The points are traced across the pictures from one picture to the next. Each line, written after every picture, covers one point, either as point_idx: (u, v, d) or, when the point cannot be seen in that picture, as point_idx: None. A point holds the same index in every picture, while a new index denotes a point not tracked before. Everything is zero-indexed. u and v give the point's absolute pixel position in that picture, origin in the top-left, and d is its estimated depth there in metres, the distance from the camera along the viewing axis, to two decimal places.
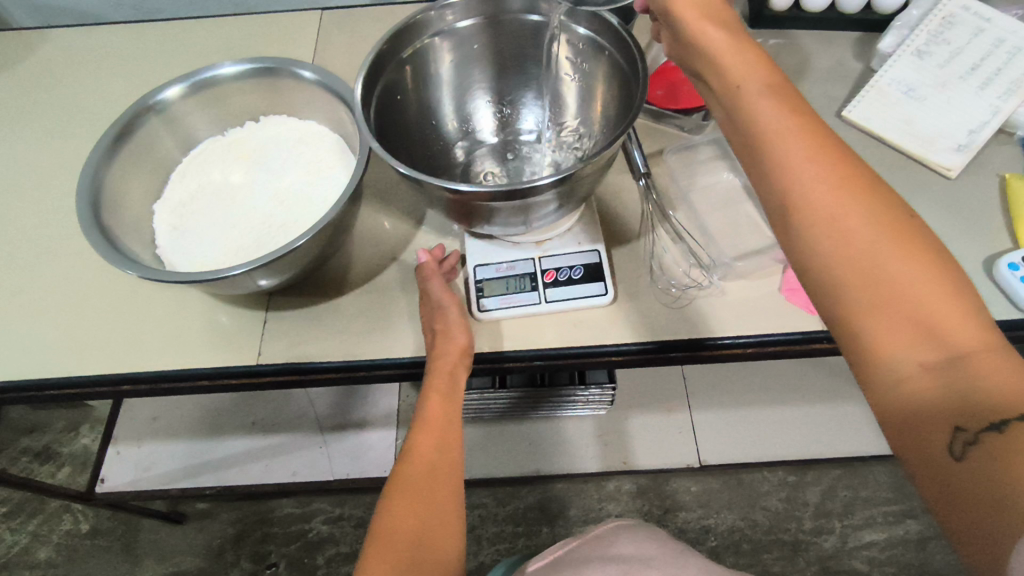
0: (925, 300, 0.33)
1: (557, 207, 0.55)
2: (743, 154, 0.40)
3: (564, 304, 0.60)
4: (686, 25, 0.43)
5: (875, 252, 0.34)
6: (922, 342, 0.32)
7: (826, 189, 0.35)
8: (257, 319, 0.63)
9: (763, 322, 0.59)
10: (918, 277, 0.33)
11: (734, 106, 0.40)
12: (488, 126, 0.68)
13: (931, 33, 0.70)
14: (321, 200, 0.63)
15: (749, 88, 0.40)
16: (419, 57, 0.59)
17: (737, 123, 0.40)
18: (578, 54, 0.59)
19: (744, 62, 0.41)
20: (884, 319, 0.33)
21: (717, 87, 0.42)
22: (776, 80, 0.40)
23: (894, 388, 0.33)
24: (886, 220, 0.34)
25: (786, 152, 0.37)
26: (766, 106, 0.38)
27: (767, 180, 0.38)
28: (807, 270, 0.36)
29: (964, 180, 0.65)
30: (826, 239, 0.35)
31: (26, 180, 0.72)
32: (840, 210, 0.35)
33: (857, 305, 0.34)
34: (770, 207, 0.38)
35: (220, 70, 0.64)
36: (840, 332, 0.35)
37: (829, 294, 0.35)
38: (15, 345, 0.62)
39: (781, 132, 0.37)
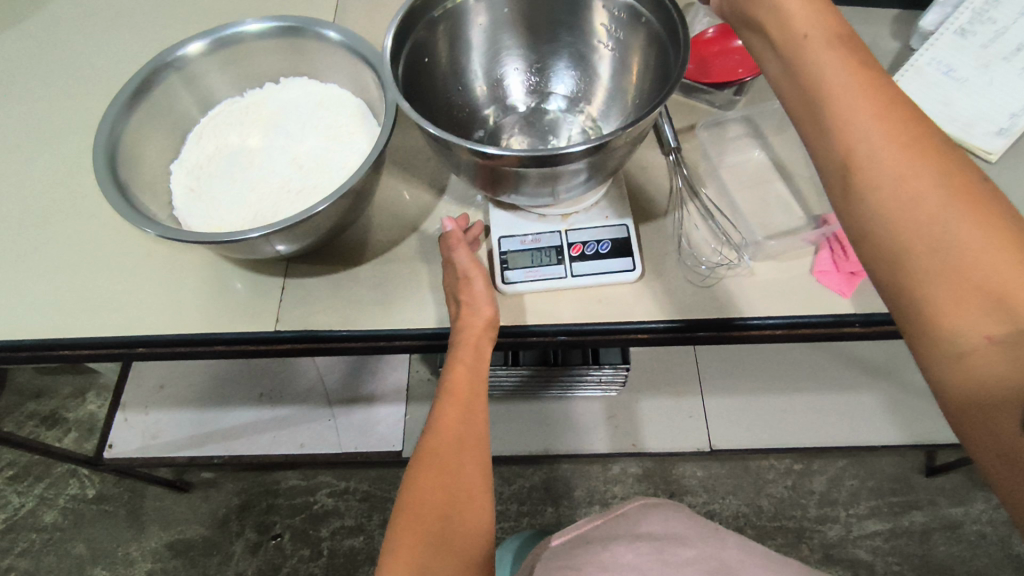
0: (997, 268, 0.31)
1: (588, 178, 0.53)
2: (802, 110, 0.38)
3: (590, 279, 0.58)
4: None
5: (944, 218, 0.32)
6: (991, 313, 0.31)
7: (893, 150, 0.34)
8: (275, 284, 0.62)
9: (793, 304, 0.57)
10: (989, 243, 0.32)
11: (797, 56, 0.38)
12: (517, 94, 0.66)
13: (974, 11, 0.67)
14: (342, 165, 0.61)
15: (816, 38, 0.37)
16: (449, 18, 0.57)
17: (797, 78, 0.38)
18: (615, 22, 0.57)
19: (810, 10, 0.38)
20: (951, 287, 0.32)
21: (778, 30, 0.39)
22: (843, 32, 0.37)
23: (957, 360, 0.32)
24: (958, 186, 0.33)
25: (853, 111, 0.35)
26: (831, 60, 0.37)
27: (828, 140, 0.36)
28: (866, 235, 0.35)
29: (1002, 166, 0.64)
30: (892, 204, 0.34)
31: (38, 137, 0.71)
32: (907, 174, 0.34)
33: (921, 273, 0.33)
34: (829, 168, 0.37)
35: (242, 27, 0.62)
36: (900, 301, 0.34)
37: (889, 259, 0.34)
38: (26, 304, 0.61)
39: (849, 87, 0.36)
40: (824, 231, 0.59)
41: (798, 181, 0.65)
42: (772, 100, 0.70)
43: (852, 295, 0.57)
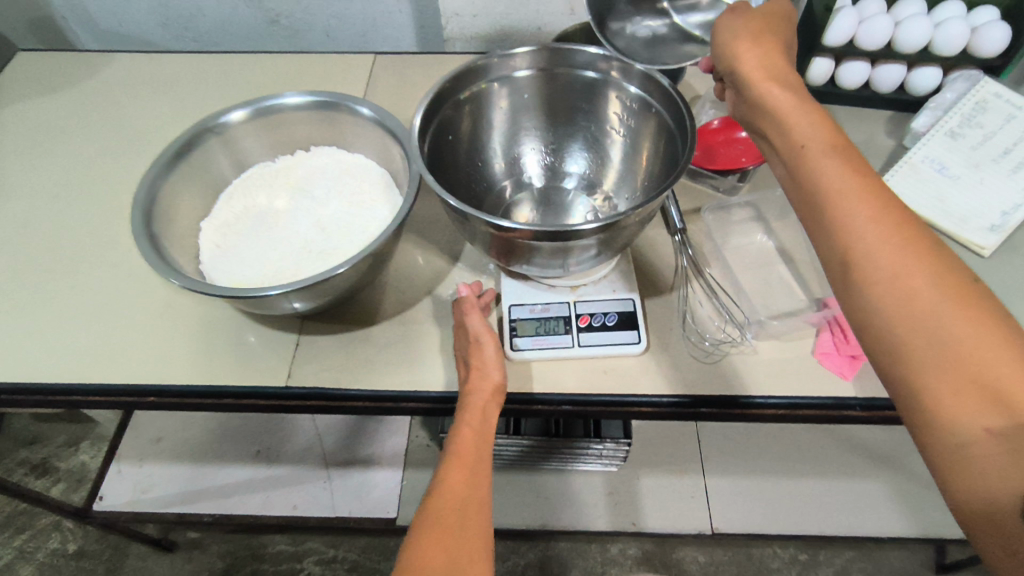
0: (992, 364, 0.33)
1: (598, 253, 0.56)
2: (806, 210, 0.41)
3: (597, 350, 0.60)
4: (755, 81, 0.45)
5: (939, 314, 0.34)
6: (989, 406, 0.32)
7: (888, 250, 0.36)
8: (289, 341, 0.63)
9: (797, 384, 0.58)
10: (983, 340, 0.33)
11: (798, 164, 0.42)
12: (534, 173, 0.69)
13: (964, 115, 0.72)
14: (363, 229, 0.64)
15: (813, 148, 0.41)
16: (475, 100, 0.62)
17: (799, 181, 0.42)
18: (627, 111, 0.62)
19: (807, 123, 0.42)
20: (948, 380, 0.34)
21: (781, 144, 0.43)
22: (839, 141, 0.41)
23: (959, 450, 0.33)
24: (950, 284, 0.35)
25: (850, 213, 0.38)
26: (830, 166, 0.40)
27: (829, 237, 0.39)
28: (866, 328, 0.37)
29: (996, 260, 0.67)
30: (889, 298, 0.36)
31: (76, 190, 0.75)
32: (903, 271, 0.36)
33: (918, 365, 0.35)
34: (831, 263, 0.39)
35: (284, 99, 0.67)
36: (902, 389, 0.36)
37: (889, 351, 0.36)
38: (44, 349, 0.62)
39: (845, 191, 0.39)
40: (826, 314, 0.61)
41: (800, 265, 0.68)
42: (774, 188, 0.74)
43: (854, 377, 0.58)
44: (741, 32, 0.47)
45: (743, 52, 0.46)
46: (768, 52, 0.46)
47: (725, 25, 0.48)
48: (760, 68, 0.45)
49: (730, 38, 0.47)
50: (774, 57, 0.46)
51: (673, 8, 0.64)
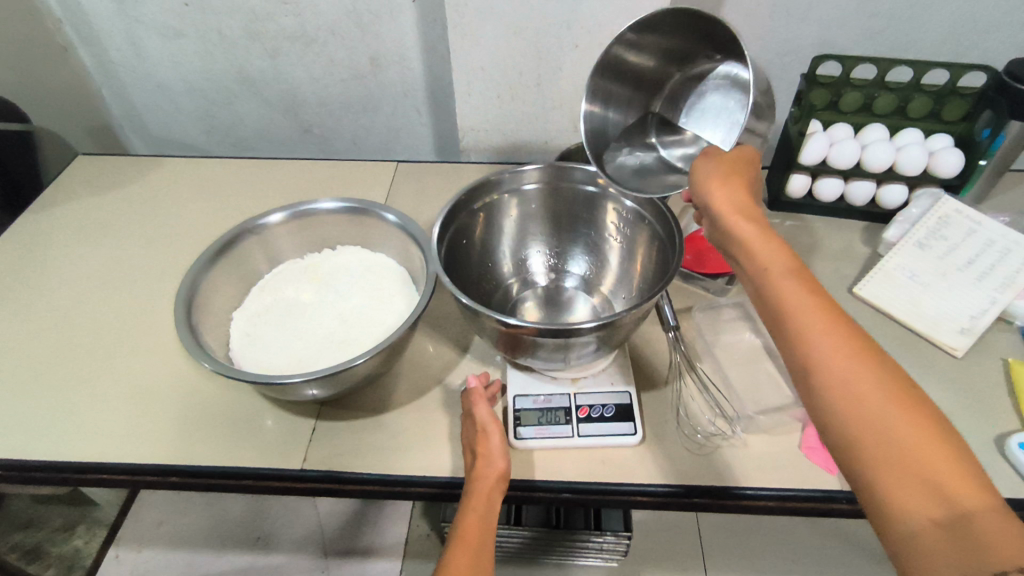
0: (932, 463, 0.37)
1: (596, 348, 0.61)
2: (770, 320, 0.46)
3: (595, 439, 0.63)
4: (724, 210, 0.52)
5: (885, 417, 0.39)
6: (931, 500, 0.37)
7: (841, 357, 0.41)
8: (306, 425, 0.67)
9: (786, 477, 0.61)
10: (924, 441, 0.38)
11: (763, 280, 0.48)
12: (539, 273, 0.76)
13: (930, 229, 0.78)
14: (381, 322, 0.70)
15: (774, 269, 0.47)
16: (487, 209, 0.70)
17: (763, 296, 0.47)
18: (623, 221, 0.69)
19: (769, 246, 0.49)
20: (897, 475, 0.38)
21: (748, 263, 0.50)
22: (796, 263, 0.47)
23: (912, 542, 0.36)
24: (895, 390, 0.40)
25: (807, 324, 0.43)
26: (790, 284, 0.46)
27: (790, 345, 0.44)
28: (826, 426, 0.42)
29: (970, 360, 0.71)
30: (843, 401, 0.40)
31: (120, 280, 0.82)
32: (854, 377, 0.41)
33: (870, 463, 0.39)
34: (793, 368, 0.44)
35: (319, 205, 0.76)
36: (860, 485, 0.40)
37: (846, 448, 0.40)
38: (76, 428, 0.66)
39: (801, 305, 0.44)
40: None
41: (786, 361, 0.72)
42: None
43: (840, 471, 0.61)
44: (712, 170, 0.55)
45: (713, 185, 0.54)
46: (735, 186, 0.53)
47: (700, 162, 0.56)
48: (729, 200, 0.52)
49: (703, 174, 0.55)
50: (740, 191, 0.53)
51: (659, 144, 0.70)
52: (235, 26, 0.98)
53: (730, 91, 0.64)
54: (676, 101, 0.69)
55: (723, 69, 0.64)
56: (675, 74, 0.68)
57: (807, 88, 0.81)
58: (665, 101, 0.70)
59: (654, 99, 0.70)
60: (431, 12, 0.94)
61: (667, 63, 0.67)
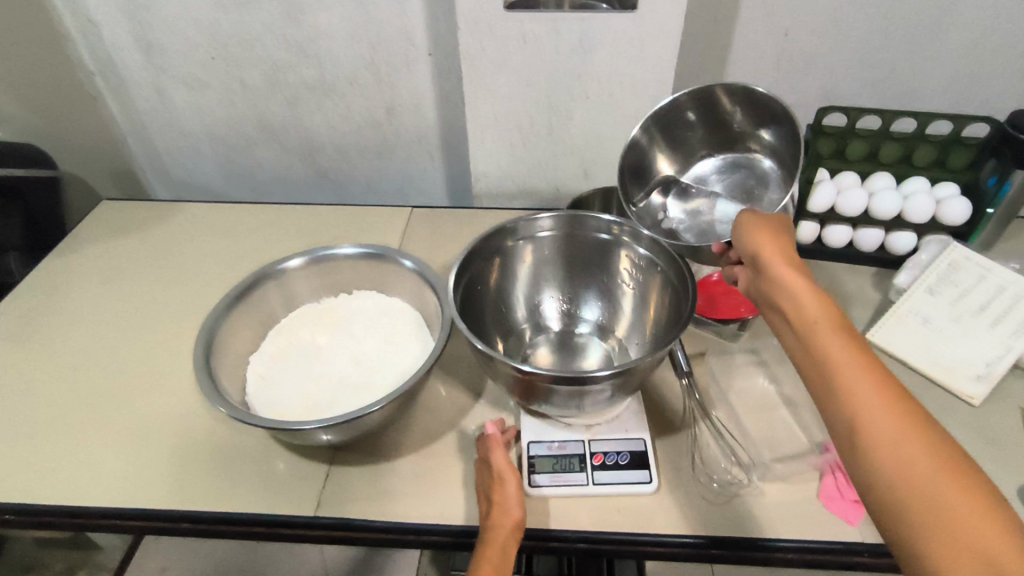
0: (984, 534, 0.37)
1: (612, 395, 0.61)
2: (815, 377, 0.47)
3: (611, 487, 0.63)
4: (770, 266, 0.53)
5: (937, 483, 0.39)
6: (984, 572, 0.36)
7: (891, 420, 0.42)
8: (319, 470, 0.67)
9: (804, 528, 0.60)
10: (975, 511, 0.38)
11: (809, 337, 0.48)
12: (553, 318, 0.76)
13: (939, 275, 0.79)
14: (397, 366, 0.70)
15: (823, 326, 0.48)
16: (503, 256, 0.71)
17: (809, 355, 0.48)
18: (637, 267, 0.71)
19: (817, 303, 0.49)
20: (948, 545, 0.38)
21: (793, 317, 0.50)
22: (844, 322, 0.48)
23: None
24: (946, 457, 0.40)
25: (857, 384, 0.44)
26: (838, 343, 0.46)
27: (837, 404, 0.45)
28: (873, 489, 0.42)
29: (986, 408, 0.71)
30: (894, 463, 0.41)
31: (138, 323, 0.83)
32: (905, 441, 0.41)
33: (920, 529, 0.39)
34: (839, 426, 0.45)
35: (337, 250, 0.77)
36: (907, 549, 0.40)
37: (895, 511, 0.40)
38: (90, 471, 0.66)
39: (852, 365, 0.45)
40: (826, 458, 0.65)
41: (801, 408, 0.71)
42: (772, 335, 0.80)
43: (859, 522, 0.60)
44: (759, 226, 0.56)
45: (761, 242, 0.55)
46: (782, 243, 0.55)
47: (746, 217, 0.57)
48: (777, 256, 0.53)
49: (750, 229, 0.56)
50: (787, 248, 0.54)
51: (669, 206, 0.72)
52: (258, 76, 1.02)
53: (758, 182, 0.68)
54: (699, 175, 0.72)
55: (760, 161, 0.69)
56: (710, 150, 0.72)
57: (813, 138, 0.84)
58: (688, 171, 0.73)
59: (682, 164, 0.73)
60: (446, 64, 0.98)
61: (710, 136, 0.71)
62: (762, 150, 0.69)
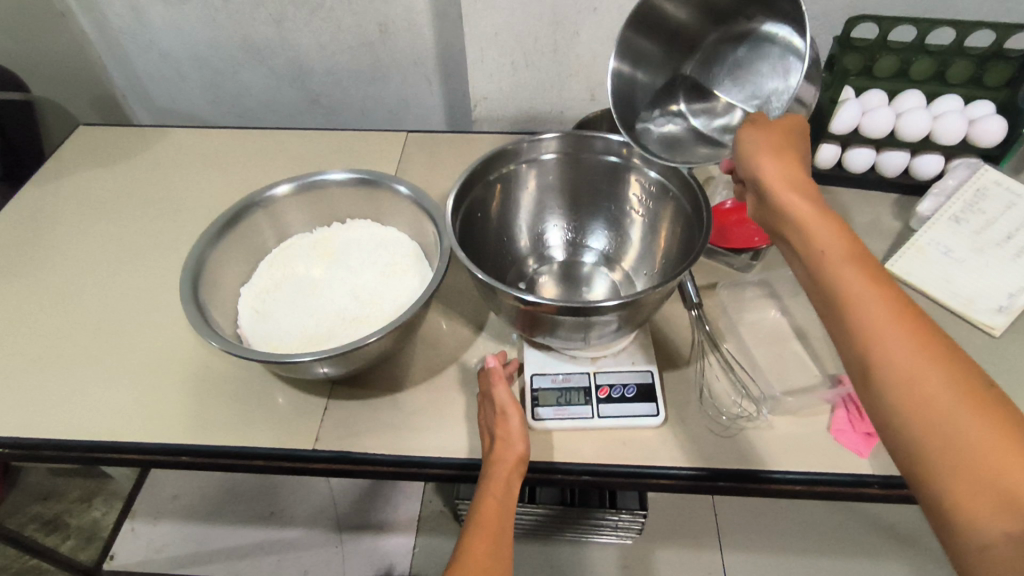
0: (1003, 467, 0.35)
1: (619, 327, 0.58)
2: (826, 310, 0.44)
3: (616, 421, 0.61)
4: (775, 193, 0.50)
5: (955, 418, 0.37)
6: (1003, 507, 0.34)
7: (907, 353, 0.39)
8: (318, 404, 0.65)
9: (813, 460, 0.59)
10: (997, 444, 0.35)
11: (817, 268, 0.45)
12: (557, 247, 0.73)
13: (966, 202, 0.74)
14: (395, 300, 0.67)
15: (831, 255, 0.45)
16: (504, 181, 0.67)
17: (818, 286, 0.45)
18: (647, 194, 0.66)
19: (826, 230, 0.46)
20: (965, 480, 0.36)
21: (802, 247, 0.47)
22: (855, 248, 0.45)
23: (979, 551, 0.35)
24: (967, 389, 0.37)
25: (868, 315, 0.41)
26: (848, 272, 0.43)
27: (849, 338, 0.42)
28: (887, 423, 0.40)
29: (1006, 339, 0.68)
30: (908, 399, 0.38)
31: (127, 254, 0.80)
32: (921, 374, 0.38)
33: (933, 463, 0.37)
34: (852, 360, 0.42)
35: (328, 176, 0.73)
36: (924, 487, 0.38)
37: (910, 449, 0.38)
38: (85, 405, 0.65)
39: (864, 296, 0.42)
40: (840, 391, 0.62)
41: (814, 340, 0.69)
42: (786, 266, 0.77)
43: (870, 455, 0.59)
44: (763, 146, 0.52)
45: (764, 165, 0.51)
46: (788, 165, 0.51)
47: (750, 139, 0.53)
48: (781, 180, 0.50)
49: (752, 151, 0.52)
50: (793, 170, 0.50)
51: (690, 112, 0.66)
52: None
53: (767, 57, 0.60)
54: (702, 67, 0.65)
55: (764, 31, 0.60)
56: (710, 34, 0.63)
57: (838, 52, 0.77)
58: (691, 65, 0.65)
59: (686, 61, 0.65)
60: None
61: (704, 20, 0.62)
62: (764, 18, 0.59)
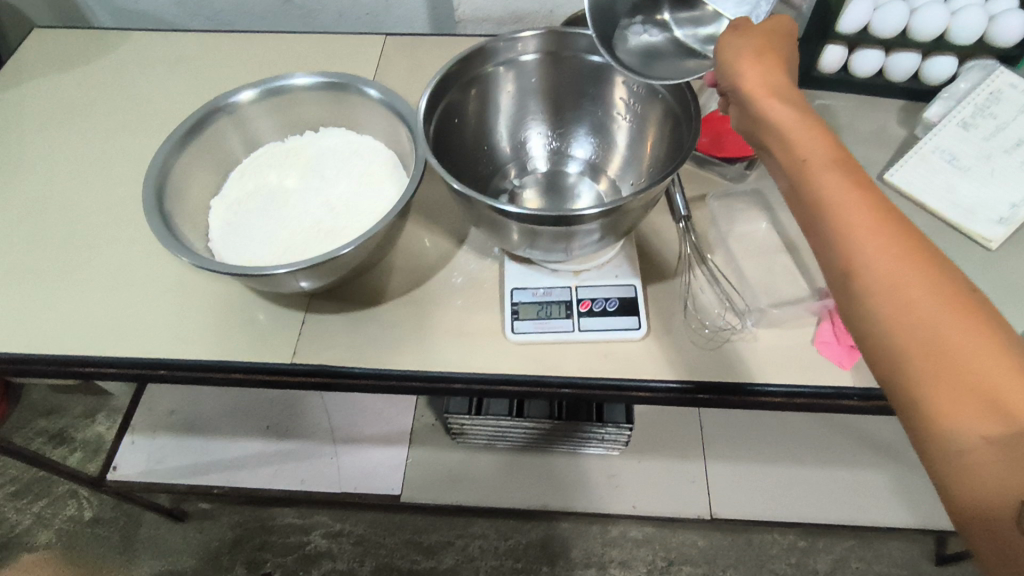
0: (987, 372, 0.34)
1: (601, 238, 0.56)
2: (807, 221, 0.42)
3: (598, 333, 0.61)
4: (756, 99, 0.46)
5: (937, 325, 0.35)
6: (986, 413, 0.33)
7: (888, 261, 0.37)
8: (296, 317, 0.64)
9: (795, 373, 0.59)
10: (982, 350, 0.34)
11: (799, 177, 0.43)
12: (540, 156, 0.70)
13: (976, 105, 0.70)
14: (370, 211, 0.65)
15: (814, 162, 0.42)
16: (481, 85, 0.63)
17: (800, 197, 0.43)
18: (633, 96, 0.62)
19: (808, 136, 0.43)
20: (948, 389, 0.34)
21: (784, 157, 0.45)
22: (839, 153, 0.42)
23: (958, 458, 0.34)
24: (951, 294, 0.36)
25: (850, 224, 0.39)
26: (829, 178, 0.41)
27: (829, 249, 0.40)
28: (867, 337, 0.38)
29: (1003, 253, 0.66)
30: (887, 309, 0.37)
31: (93, 165, 0.76)
32: (902, 282, 0.37)
33: (913, 372, 0.36)
34: (832, 272, 0.40)
35: (294, 80, 0.68)
36: (901, 398, 0.37)
37: (888, 359, 0.37)
38: (60, 319, 0.64)
39: (845, 203, 0.40)
40: (826, 303, 0.62)
41: (803, 252, 0.67)
42: None
43: (853, 367, 0.58)
44: (743, 48, 0.48)
45: (744, 69, 0.47)
46: (770, 66, 0.47)
47: (730, 41, 0.49)
48: (763, 85, 0.47)
49: (732, 54, 0.48)
50: (775, 73, 0.47)
51: (675, 23, 0.60)
52: None
53: None
54: None
55: None
56: None
57: None
58: None
59: None
60: None
61: None
62: None
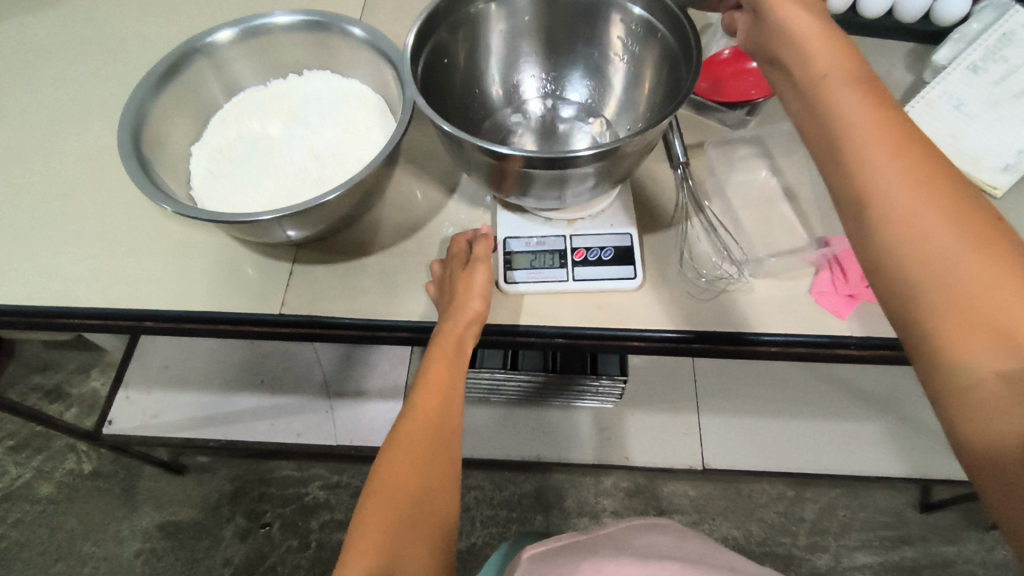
0: (1003, 301, 0.33)
1: (596, 184, 0.54)
2: (823, 144, 0.40)
3: (592, 283, 0.59)
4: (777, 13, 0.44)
5: (955, 252, 0.34)
6: (1000, 345, 0.33)
7: (908, 185, 0.36)
8: (283, 268, 0.63)
9: (792, 323, 0.58)
10: (1000, 279, 0.33)
11: (818, 97, 0.41)
12: (533, 99, 0.68)
13: (986, 49, 0.68)
14: (357, 158, 0.63)
15: (834, 81, 0.40)
16: (470, 23, 0.59)
17: (818, 118, 0.41)
18: (630, 35, 0.59)
19: (832, 55, 0.41)
20: (961, 319, 0.34)
21: (801, 76, 0.42)
22: (862, 74, 0.40)
23: (966, 389, 0.33)
24: (971, 223, 0.35)
25: (872, 146, 0.38)
26: (852, 99, 0.39)
27: (846, 172, 0.39)
28: (879, 263, 0.37)
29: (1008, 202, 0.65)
30: (905, 234, 0.36)
31: (68, 111, 0.73)
32: (921, 208, 0.36)
33: (929, 301, 0.35)
34: (846, 198, 0.39)
35: (272, 18, 0.65)
36: (912, 328, 0.36)
37: (901, 287, 0.36)
38: (42, 270, 0.63)
39: (867, 124, 0.38)
40: (826, 252, 0.60)
41: (802, 201, 0.66)
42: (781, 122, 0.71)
43: (848, 317, 0.58)
44: None
45: None
46: None
47: None
48: None
49: None
50: None
51: None
52: None
53: None
54: None
55: None
56: None
57: None
58: None
59: None
60: None
61: None
62: None
